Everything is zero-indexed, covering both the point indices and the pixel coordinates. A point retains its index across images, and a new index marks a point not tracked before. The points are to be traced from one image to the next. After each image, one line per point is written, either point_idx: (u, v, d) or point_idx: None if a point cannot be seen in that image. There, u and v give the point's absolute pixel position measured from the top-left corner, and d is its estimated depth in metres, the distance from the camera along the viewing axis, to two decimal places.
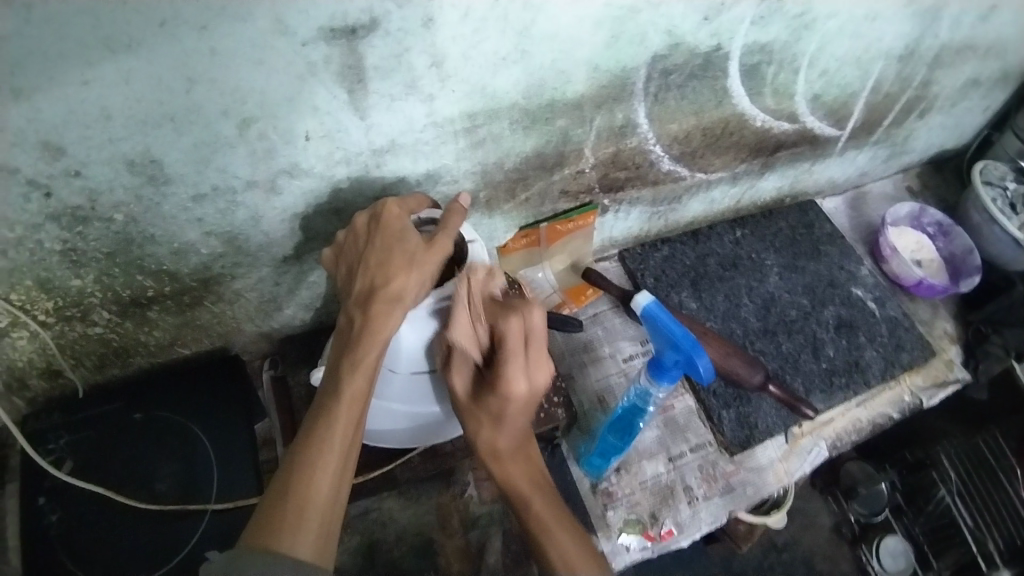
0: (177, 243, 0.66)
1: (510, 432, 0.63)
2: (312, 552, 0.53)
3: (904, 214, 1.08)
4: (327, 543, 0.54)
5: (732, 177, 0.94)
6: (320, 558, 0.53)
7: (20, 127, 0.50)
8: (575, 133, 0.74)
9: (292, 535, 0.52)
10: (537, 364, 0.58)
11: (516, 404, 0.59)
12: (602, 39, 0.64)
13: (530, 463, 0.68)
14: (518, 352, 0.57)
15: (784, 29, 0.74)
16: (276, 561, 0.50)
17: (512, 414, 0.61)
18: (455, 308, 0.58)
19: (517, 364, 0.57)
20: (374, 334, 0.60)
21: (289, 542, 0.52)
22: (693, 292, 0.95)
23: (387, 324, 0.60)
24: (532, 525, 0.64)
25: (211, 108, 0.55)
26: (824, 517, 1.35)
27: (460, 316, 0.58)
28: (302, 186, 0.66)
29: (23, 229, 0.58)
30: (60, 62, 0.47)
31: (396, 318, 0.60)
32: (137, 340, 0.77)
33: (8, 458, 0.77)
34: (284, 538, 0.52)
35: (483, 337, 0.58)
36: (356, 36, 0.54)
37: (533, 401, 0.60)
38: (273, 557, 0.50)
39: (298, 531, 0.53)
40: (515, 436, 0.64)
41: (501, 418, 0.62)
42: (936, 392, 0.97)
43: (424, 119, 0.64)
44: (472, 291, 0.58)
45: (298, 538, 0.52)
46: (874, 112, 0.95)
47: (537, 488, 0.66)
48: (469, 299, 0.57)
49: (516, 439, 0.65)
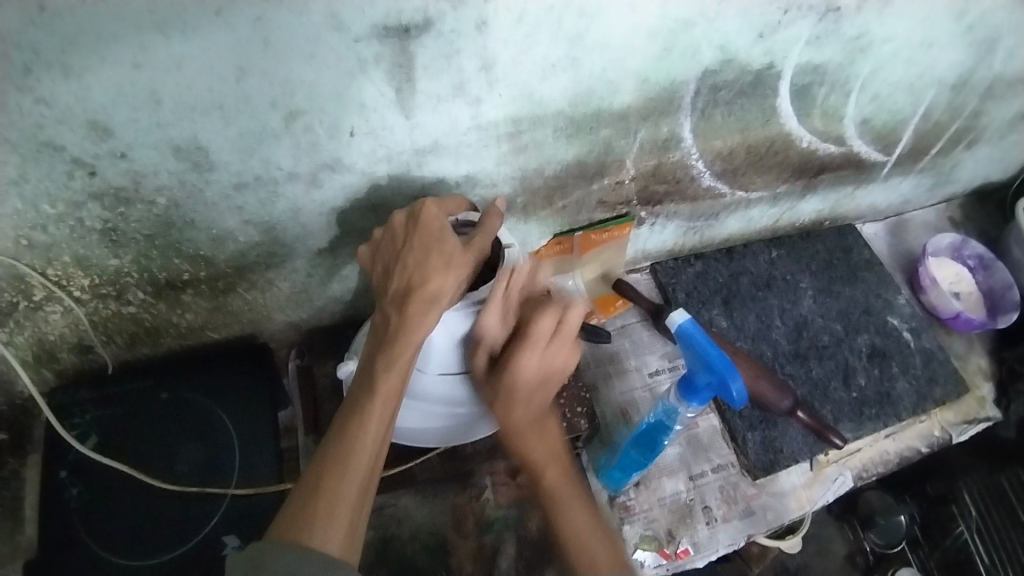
0: (215, 229, 0.67)
1: (530, 409, 0.63)
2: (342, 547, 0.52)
3: (946, 245, 1.05)
4: (357, 537, 0.54)
5: (772, 197, 0.93)
6: (349, 553, 0.53)
7: (70, 106, 0.51)
8: (617, 144, 0.73)
9: (323, 529, 0.52)
10: (560, 352, 0.62)
11: (535, 385, 0.62)
12: (653, 51, 0.63)
13: (550, 438, 0.65)
14: (542, 344, 0.61)
15: (839, 51, 0.73)
16: (306, 557, 0.50)
17: (527, 397, 0.63)
18: (488, 301, 0.60)
19: (536, 352, 0.61)
20: (410, 332, 0.60)
21: (319, 539, 0.52)
22: (724, 310, 0.94)
23: (425, 322, 0.60)
24: (548, 498, 0.63)
25: (260, 99, 0.55)
26: (838, 545, 1.30)
27: (493, 307, 0.61)
28: (343, 180, 0.66)
29: (65, 206, 0.59)
30: (115, 43, 0.48)
31: (434, 317, 0.60)
32: (169, 322, 0.77)
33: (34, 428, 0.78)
34: (314, 532, 0.52)
35: (509, 327, 0.63)
36: (409, 36, 0.54)
37: (552, 387, 0.63)
38: (303, 552, 0.50)
39: (330, 525, 0.53)
40: (534, 418, 0.64)
41: (516, 397, 0.63)
42: (967, 429, 0.94)
43: (469, 121, 0.64)
44: (510, 288, 0.60)
45: (329, 532, 0.52)
46: (923, 140, 0.93)
47: (559, 463, 0.64)
48: (506, 294, 0.60)
49: (535, 415, 0.64)
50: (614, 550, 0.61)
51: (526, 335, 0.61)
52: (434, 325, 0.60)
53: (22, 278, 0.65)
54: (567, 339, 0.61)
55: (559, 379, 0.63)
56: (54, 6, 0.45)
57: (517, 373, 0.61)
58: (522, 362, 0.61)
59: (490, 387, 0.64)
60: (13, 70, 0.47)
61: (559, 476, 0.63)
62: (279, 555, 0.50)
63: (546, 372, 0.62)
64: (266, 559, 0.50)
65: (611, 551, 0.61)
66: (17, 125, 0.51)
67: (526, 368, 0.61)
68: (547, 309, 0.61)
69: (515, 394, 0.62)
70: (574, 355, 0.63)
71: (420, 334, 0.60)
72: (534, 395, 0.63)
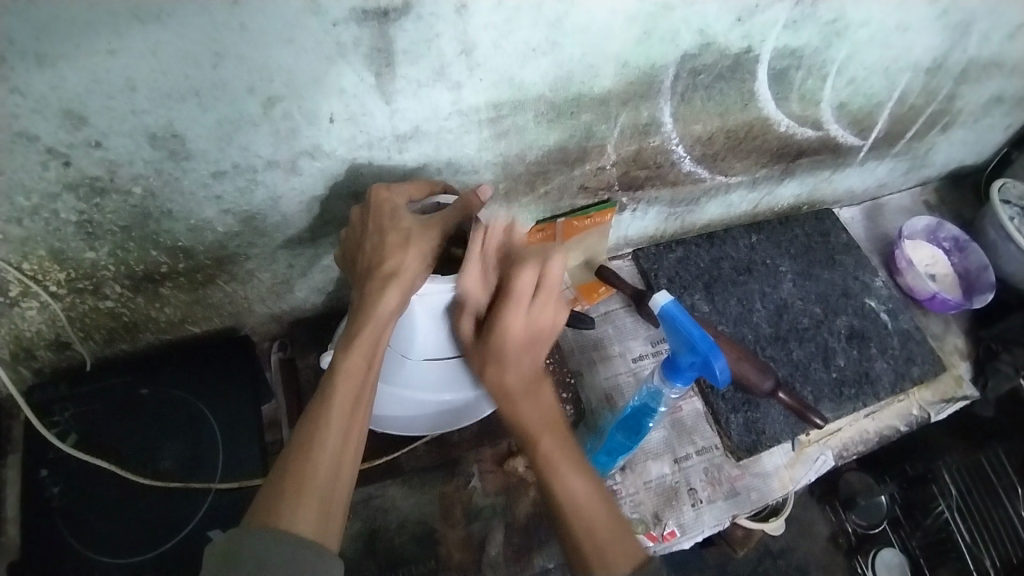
0: (194, 220, 0.66)
1: (518, 367, 0.62)
2: (313, 529, 0.52)
3: (920, 228, 1.08)
4: (330, 517, 0.53)
5: (752, 182, 0.94)
6: (323, 536, 0.52)
7: (42, 94, 0.50)
8: (599, 129, 0.73)
9: (292, 512, 0.52)
10: (544, 311, 0.60)
11: (521, 342, 0.61)
12: (634, 34, 0.64)
13: (546, 404, 0.64)
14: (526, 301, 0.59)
15: (817, 35, 0.73)
16: (274, 538, 0.50)
17: (514, 357, 0.61)
18: (466, 258, 0.59)
19: (523, 309, 0.59)
20: (370, 308, 0.59)
21: (288, 521, 0.51)
22: (706, 294, 0.95)
23: (384, 299, 0.59)
24: (542, 466, 0.62)
25: (238, 85, 0.54)
26: (820, 526, 1.32)
27: (471, 268, 0.59)
28: (323, 167, 0.65)
29: (39, 198, 0.58)
30: (88, 29, 0.47)
31: (393, 294, 0.59)
32: (148, 316, 0.76)
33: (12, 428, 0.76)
34: (284, 516, 0.51)
35: (492, 277, 0.60)
36: (389, 19, 0.53)
37: (538, 345, 0.62)
38: (271, 534, 0.50)
39: (299, 508, 0.52)
40: (525, 380, 0.63)
41: (504, 357, 0.61)
42: (944, 407, 0.97)
43: (450, 107, 0.64)
44: (486, 242, 0.59)
45: (299, 515, 0.52)
46: (898, 124, 0.94)
47: (551, 424, 0.63)
48: (484, 249, 0.59)
49: (527, 377, 0.63)
50: (611, 511, 0.61)
51: (509, 291, 0.58)
52: (395, 302, 0.59)
53: None
54: (552, 291, 0.59)
55: (546, 335, 0.62)
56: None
57: (501, 334, 0.60)
58: (507, 320, 0.59)
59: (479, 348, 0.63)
60: None
61: (553, 446, 0.62)
62: (248, 540, 0.49)
63: (532, 327, 0.60)
64: (235, 546, 0.49)
65: (606, 507, 0.61)
66: None
67: (512, 325, 0.60)
68: (528, 262, 0.58)
69: (499, 356, 0.61)
70: (559, 311, 0.62)
71: (381, 313, 0.59)
72: (519, 353, 0.61)
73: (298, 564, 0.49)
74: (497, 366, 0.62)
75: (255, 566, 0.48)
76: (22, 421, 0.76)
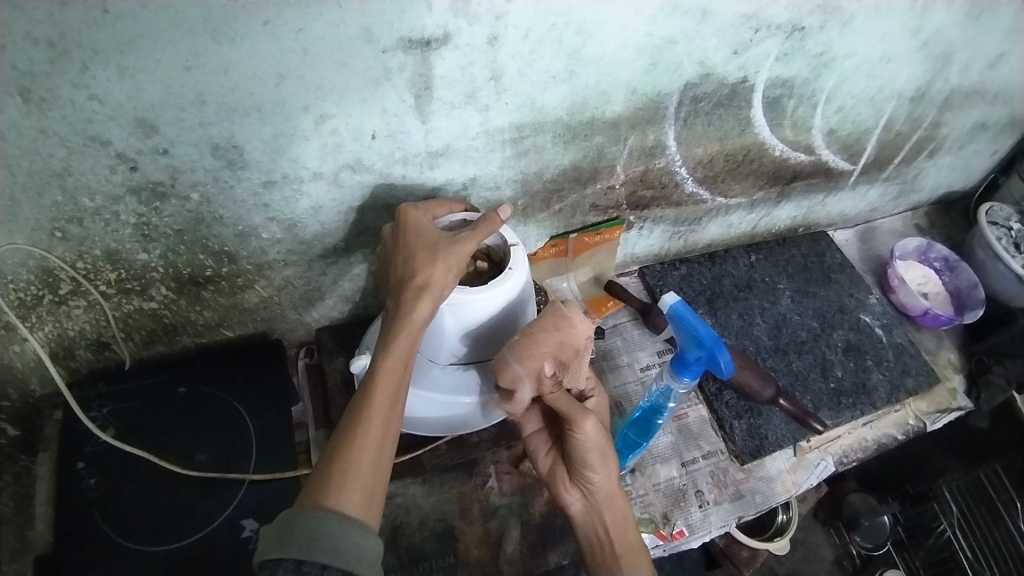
0: (241, 226, 0.72)
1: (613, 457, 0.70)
2: (357, 510, 0.56)
3: (911, 249, 1.14)
4: (371, 501, 0.58)
5: (750, 204, 1.01)
6: (365, 516, 0.56)
7: (120, 103, 0.57)
8: (610, 150, 0.81)
9: (339, 494, 0.56)
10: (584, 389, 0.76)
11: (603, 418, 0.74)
12: (642, 64, 0.71)
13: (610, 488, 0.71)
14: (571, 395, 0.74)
15: (806, 67, 0.82)
16: (323, 516, 0.54)
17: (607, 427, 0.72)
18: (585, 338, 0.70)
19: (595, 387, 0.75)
20: (407, 316, 0.64)
21: (334, 501, 0.55)
22: (708, 309, 1.01)
23: (417, 307, 0.64)
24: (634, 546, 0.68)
25: (294, 102, 0.62)
26: (826, 550, 1.33)
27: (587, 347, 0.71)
28: (362, 180, 0.72)
29: (103, 200, 0.64)
30: (170, 47, 0.54)
31: (426, 303, 0.64)
32: (187, 319, 0.82)
33: (44, 427, 0.80)
34: (331, 496, 0.55)
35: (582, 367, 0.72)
36: (430, 48, 0.61)
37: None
38: (320, 512, 0.54)
39: (345, 490, 0.56)
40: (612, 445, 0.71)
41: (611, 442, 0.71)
42: (939, 418, 1.01)
43: (478, 127, 0.71)
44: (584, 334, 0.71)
45: (344, 496, 0.56)
46: (885, 150, 1.02)
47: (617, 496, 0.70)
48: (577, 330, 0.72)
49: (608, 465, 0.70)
50: None
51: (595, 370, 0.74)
52: (427, 312, 0.65)
53: (50, 271, 0.69)
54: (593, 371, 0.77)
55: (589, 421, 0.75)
56: (115, 9, 0.51)
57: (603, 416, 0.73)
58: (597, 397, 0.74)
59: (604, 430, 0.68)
60: (71, 65, 0.53)
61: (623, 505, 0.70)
62: (300, 519, 0.53)
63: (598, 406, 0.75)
64: (291, 523, 0.53)
65: None
66: (67, 119, 0.57)
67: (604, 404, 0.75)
68: None
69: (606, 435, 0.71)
70: None
71: (415, 320, 0.64)
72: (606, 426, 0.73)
73: (346, 539, 0.53)
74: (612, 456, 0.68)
75: (308, 541, 0.52)
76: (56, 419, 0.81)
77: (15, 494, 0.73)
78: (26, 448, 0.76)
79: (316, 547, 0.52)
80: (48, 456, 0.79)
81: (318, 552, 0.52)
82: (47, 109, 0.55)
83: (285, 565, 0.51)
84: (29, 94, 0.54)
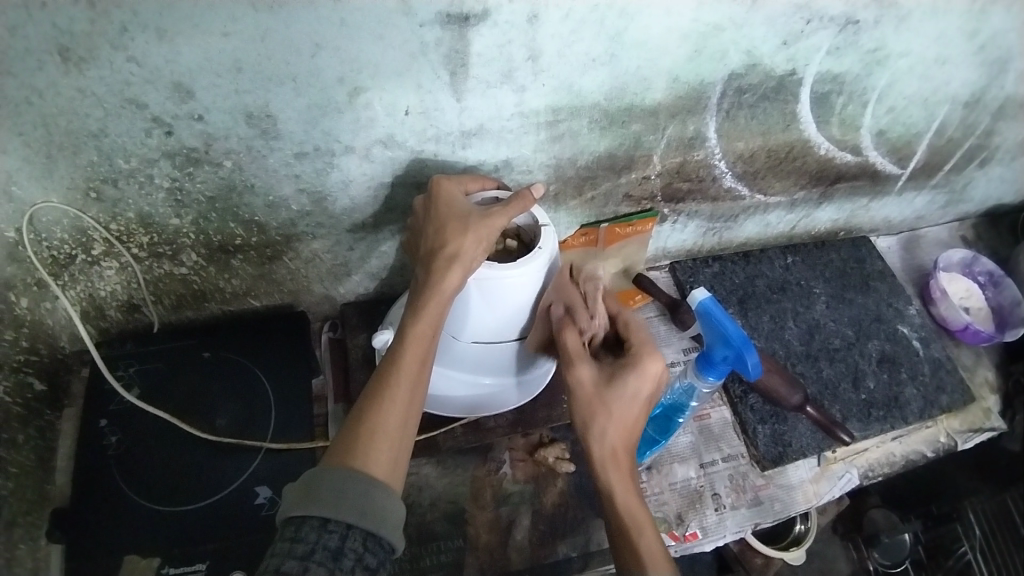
0: (272, 196, 0.72)
1: (628, 420, 0.64)
2: (385, 473, 0.56)
3: (955, 261, 1.09)
4: (398, 465, 0.57)
5: (790, 203, 0.98)
6: (391, 479, 0.56)
7: (158, 66, 0.57)
8: (647, 139, 0.79)
9: (367, 454, 0.56)
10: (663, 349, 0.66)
11: (649, 390, 0.64)
12: (686, 51, 0.69)
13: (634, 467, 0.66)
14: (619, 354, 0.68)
15: (857, 63, 0.78)
16: (350, 476, 0.54)
17: (637, 385, 0.63)
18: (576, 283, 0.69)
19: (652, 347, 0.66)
20: (436, 285, 0.64)
21: (362, 462, 0.55)
22: (739, 310, 0.99)
23: (447, 276, 0.64)
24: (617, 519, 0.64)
25: (330, 74, 0.61)
26: (841, 564, 1.27)
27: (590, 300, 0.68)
28: (393, 156, 0.72)
29: (138, 162, 0.65)
30: (208, 12, 0.54)
31: (456, 273, 0.64)
32: (215, 286, 0.83)
33: (71, 383, 0.82)
34: (358, 456, 0.55)
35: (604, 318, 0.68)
36: (468, 23, 0.60)
37: (655, 401, 0.65)
38: (347, 471, 0.54)
39: (372, 451, 0.56)
40: (628, 404, 0.64)
41: (632, 400, 0.64)
42: (971, 437, 0.97)
43: (513, 108, 0.70)
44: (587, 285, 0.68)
45: (371, 458, 0.56)
46: (936, 155, 0.97)
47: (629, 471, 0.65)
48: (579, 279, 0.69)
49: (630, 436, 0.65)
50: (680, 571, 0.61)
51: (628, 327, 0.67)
52: (457, 282, 0.64)
53: (84, 231, 0.70)
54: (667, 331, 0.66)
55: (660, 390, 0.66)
56: None
57: (627, 389, 0.63)
58: (641, 362, 0.64)
59: (601, 391, 0.64)
60: (111, 26, 0.53)
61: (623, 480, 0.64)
62: (327, 476, 0.53)
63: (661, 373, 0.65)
64: (317, 480, 0.53)
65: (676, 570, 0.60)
66: (105, 80, 0.57)
67: (647, 376, 0.63)
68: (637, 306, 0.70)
69: (618, 407, 0.63)
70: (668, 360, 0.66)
71: (446, 288, 0.64)
72: (644, 401, 0.64)
73: (372, 499, 0.53)
74: (606, 413, 0.64)
75: (335, 499, 0.52)
76: (82, 376, 0.83)
77: (38, 446, 0.75)
78: (53, 404, 0.79)
79: (341, 506, 0.52)
80: (73, 412, 0.81)
81: (344, 510, 0.52)
82: (85, 68, 0.56)
83: (311, 522, 0.51)
84: (69, 53, 0.55)
